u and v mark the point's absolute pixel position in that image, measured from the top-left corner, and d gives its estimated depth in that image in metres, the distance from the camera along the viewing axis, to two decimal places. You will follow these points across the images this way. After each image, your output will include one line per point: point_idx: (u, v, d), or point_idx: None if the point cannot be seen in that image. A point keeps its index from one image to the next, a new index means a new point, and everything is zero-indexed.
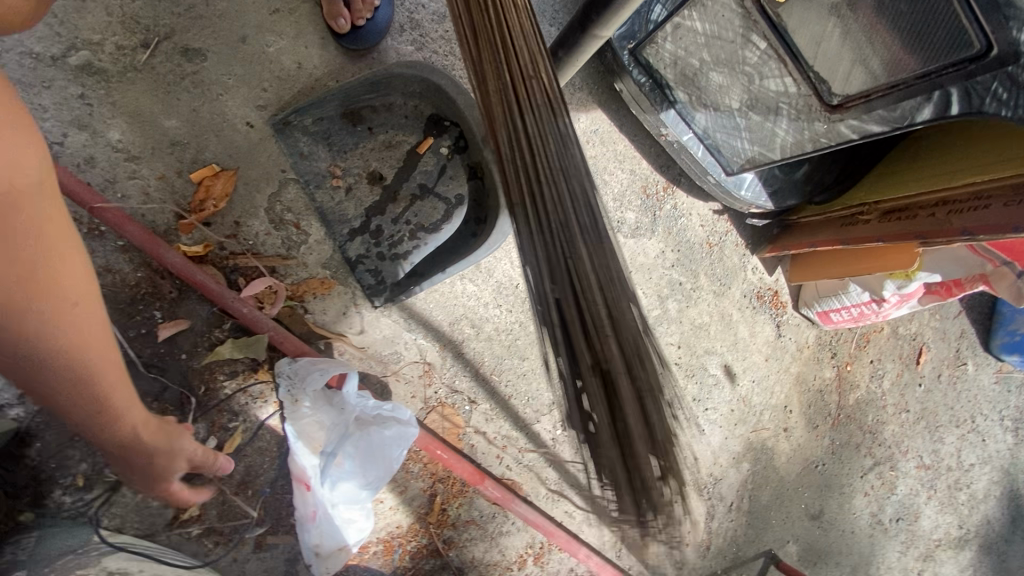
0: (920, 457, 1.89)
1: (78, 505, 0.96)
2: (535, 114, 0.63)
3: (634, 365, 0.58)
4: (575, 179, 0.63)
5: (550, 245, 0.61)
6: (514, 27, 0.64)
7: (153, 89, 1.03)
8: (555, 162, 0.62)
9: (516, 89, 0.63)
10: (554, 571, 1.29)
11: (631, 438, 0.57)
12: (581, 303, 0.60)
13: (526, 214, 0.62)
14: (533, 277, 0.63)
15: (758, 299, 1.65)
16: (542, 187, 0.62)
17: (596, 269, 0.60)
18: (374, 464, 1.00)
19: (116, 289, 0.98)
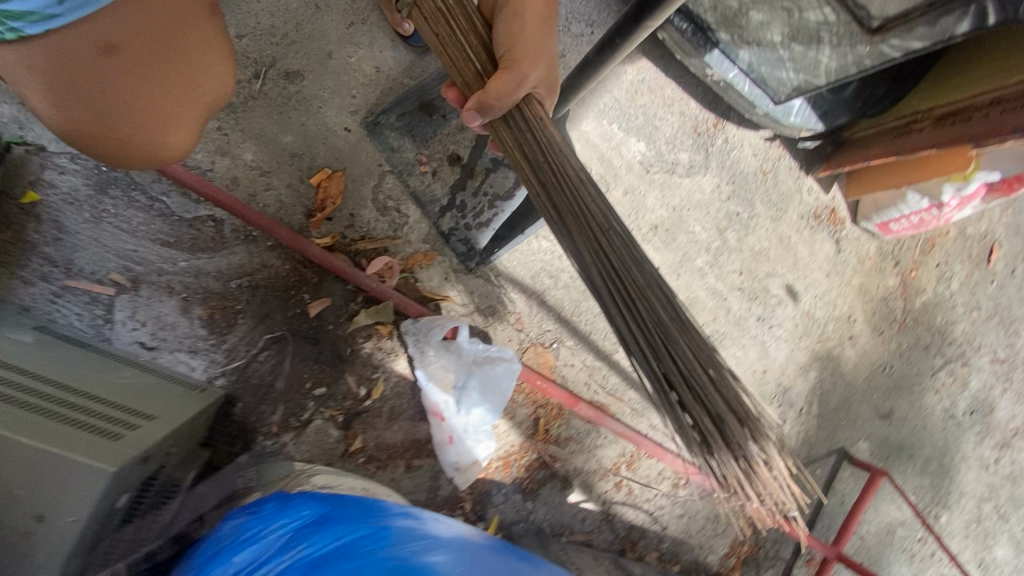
0: (994, 351, 1.93)
1: (276, 447, 1.22)
2: (608, 235, 0.71)
3: (735, 413, 0.70)
4: (651, 277, 0.72)
5: (646, 333, 0.70)
6: (558, 152, 0.72)
7: (269, 112, 1.24)
8: (629, 264, 0.71)
9: (588, 218, 0.71)
10: (645, 474, 1.54)
11: (752, 470, 0.69)
12: (689, 378, 0.69)
13: (617, 310, 0.71)
14: (642, 367, 0.72)
15: (816, 218, 1.72)
16: (624, 284, 0.71)
17: (689, 346, 0.71)
18: (492, 394, 1.26)
19: (273, 280, 1.23)
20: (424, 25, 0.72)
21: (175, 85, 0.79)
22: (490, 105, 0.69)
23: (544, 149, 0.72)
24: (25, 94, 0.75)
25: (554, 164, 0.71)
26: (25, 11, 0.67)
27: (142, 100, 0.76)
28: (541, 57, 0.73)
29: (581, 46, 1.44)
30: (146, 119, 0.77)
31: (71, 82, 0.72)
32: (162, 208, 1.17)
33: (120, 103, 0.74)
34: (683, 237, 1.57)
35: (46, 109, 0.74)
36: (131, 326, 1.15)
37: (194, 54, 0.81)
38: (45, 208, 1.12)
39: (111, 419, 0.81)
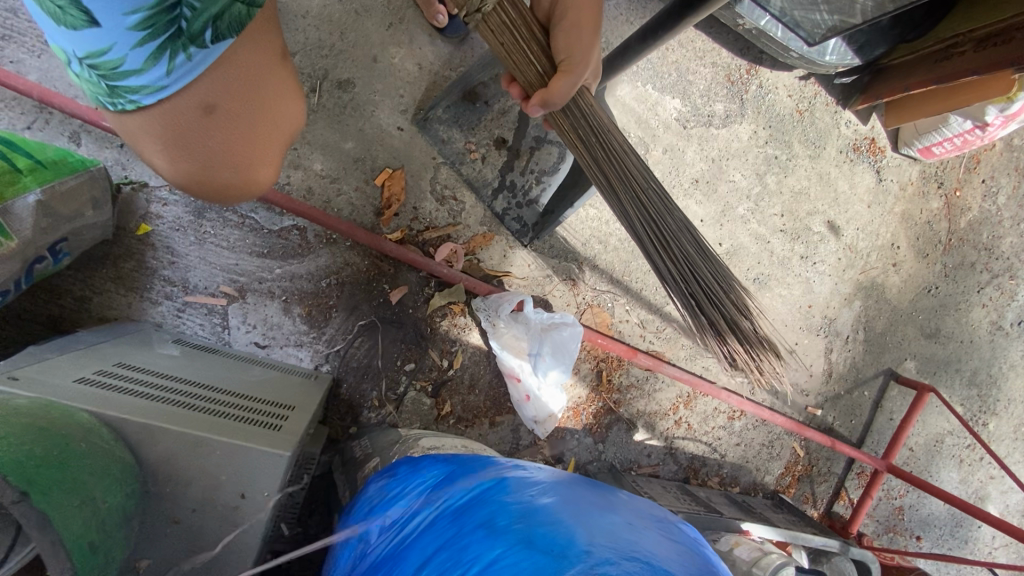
0: None
1: (380, 418, 1.40)
2: (648, 193, 0.82)
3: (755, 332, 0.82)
4: (684, 225, 0.83)
5: (682, 273, 0.81)
6: (600, 127, 0.82)
7: (329, 122, 1.33)
8: (665, 216, 0.82)
9: (632, 181, 0.81)
10: (702, 410, 1.69)
11: (768, 377, 0.82)
12: (719, 305, 0.81)
13: (659, 257, 0.82)
14: (680, 303, 0.83)
15: (856, 150, 1.73)
16: (665, 233, 0.81)
17: (718, 280, 0.82)
18: (562, 355, 1.41)
19: (356, 275, 1.37)
20: (491, 37, 0.78)
21: (260, 129, 0.83)
22: (551, 101, 0.78)
23: (590, 126, 0.82)
24: (140, 151, 0.81)
25: (598, 137, 0.82)
26: (140, 84, 0.70)
27: (236, 149, 0.81)
28: (592, 55, 0.80)
29: (610, 10, 1.46)
30: (242, 163, 0.83)
31: (184, 142, 0.77)
32: (253, 224, 1.32)
33: (221, 156, 0.80)
34: (724, 187, 1.62)
35: (162, 163, 0.80)
36: (245, 329, 1.33)
37: (272, 97, 0.84)
38: (157, 236, 1.28)
39: (265, 412, 1.00)
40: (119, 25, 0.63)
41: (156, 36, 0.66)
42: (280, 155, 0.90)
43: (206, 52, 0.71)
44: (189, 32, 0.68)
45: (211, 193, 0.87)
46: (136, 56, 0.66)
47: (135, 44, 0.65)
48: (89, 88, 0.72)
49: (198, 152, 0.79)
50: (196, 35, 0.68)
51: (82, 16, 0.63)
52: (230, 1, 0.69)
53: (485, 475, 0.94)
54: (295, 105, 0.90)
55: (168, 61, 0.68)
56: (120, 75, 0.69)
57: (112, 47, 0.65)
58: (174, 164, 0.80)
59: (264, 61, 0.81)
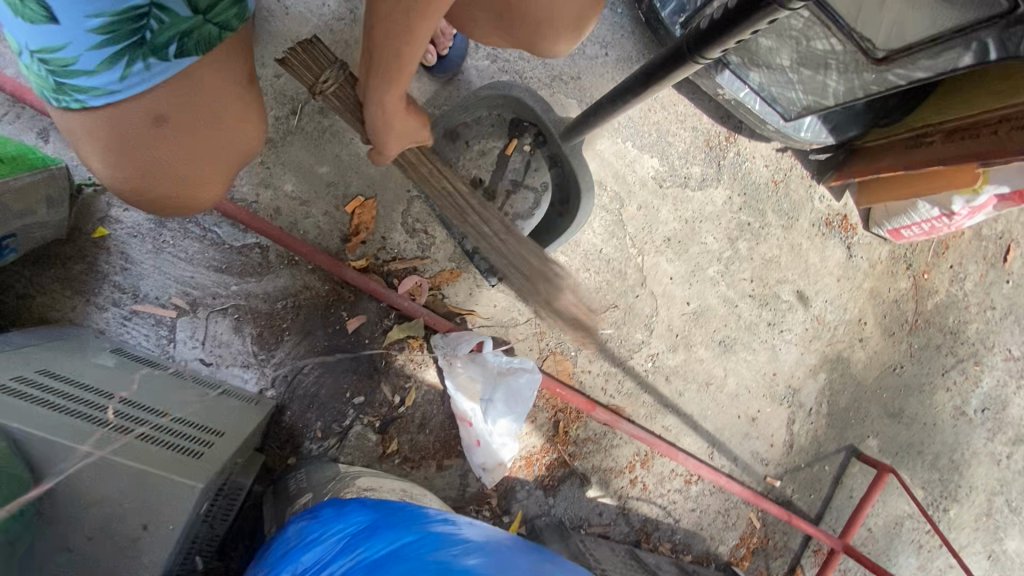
0: (1006, 350, 2.05)
1: (322, 450, 1.35)
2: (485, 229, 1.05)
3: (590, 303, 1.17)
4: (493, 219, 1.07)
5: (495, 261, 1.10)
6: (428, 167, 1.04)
7: (304, 144, 1.32)
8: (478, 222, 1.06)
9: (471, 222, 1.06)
10: (658, 471, 1.65)
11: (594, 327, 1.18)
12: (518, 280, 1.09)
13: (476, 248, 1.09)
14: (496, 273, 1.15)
15: (827, 225, 1.76)
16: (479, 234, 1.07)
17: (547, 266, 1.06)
18: (517, 402, 1.37)
19: (315, 300, 1.34)
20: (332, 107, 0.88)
21: (212, 148, 0.82)
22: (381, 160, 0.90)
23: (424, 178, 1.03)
24: (78, 150, 0.77)
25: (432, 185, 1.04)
26: (89, 85, 0.68)
27: (185, 164, 0.80)
28: (404, 131, 0.85)
29: (596, 68, 1.50)
30: (189, 176, 0.81)
31: (128, 150, 0.75)
32: (215, 238, 1.29)
33: (166, 166, 0.78)
34: (695, 248, 1.63)
35: (99, 166, 0.77)
36: (191, 344, 1.28)
37: (233, 120, 0.84)
38: (113, 241, 1.24)
39: (188, 438, 0.94)
40: (80, 25, 0.63)
41: (117, 42, 0.66)
42: (230, 176, 0.89)
43: (166, 63, 0.71)
44: (153, 43, 0.68)
45: (151, 201, 0.84)
46: (90, 57, 0.66)
47: (93, 46, 0.64)
48: (36, 81, 0.70)
49: (142, 163, 0.77)
50: (160, 47, 0.69)
51: (39, 10, 0.62)
52: (202, 21, 0.71)
53: (409, 527, 0.91)
54: (255, 132, 0.90)
55: (125, 67, 0.68)
56: (70, 72, 0.67)
57: (67, 45, 0.64)
58: (114, 169, 0.77)
59: (230, 85, 0.81)
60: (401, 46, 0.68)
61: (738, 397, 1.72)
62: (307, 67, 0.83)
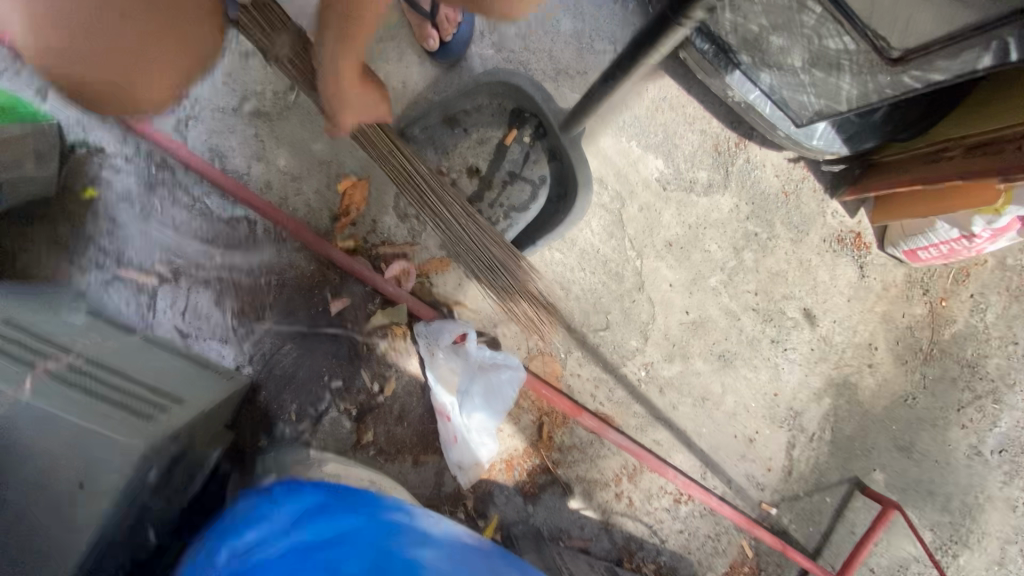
0: None
1: (294, 434, 1.30)
2: (437, 204, 1.16)
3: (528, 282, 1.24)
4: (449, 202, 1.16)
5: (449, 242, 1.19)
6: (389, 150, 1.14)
7: (300, 120, 1.30)
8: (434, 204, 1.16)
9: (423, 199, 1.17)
10: (646, 487, 1.57)
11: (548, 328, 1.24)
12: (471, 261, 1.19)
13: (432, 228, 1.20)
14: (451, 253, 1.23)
15: (839, 242, 1.68)
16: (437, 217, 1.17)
17: (500, 252, 1.19)
18: (496, 398, 1.33)
19: (299, 278, 1.31)
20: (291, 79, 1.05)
21: (153, 45, 0.96)
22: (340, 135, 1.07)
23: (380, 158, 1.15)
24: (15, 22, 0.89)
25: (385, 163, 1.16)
26: None
27: (129, 56, 0.93)
28: (355, 98, 1.00)
29: (603, 64, 1.47)
30: (129, 66, 0.94)
31: (75, 31, 0.87)
32: (204, 208, 1.26)
33: (108, 55, 0.91)
34: (697, 255, 1.57)
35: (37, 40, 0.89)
36: (170, 314, 1.25)
37: (172, 24, 0.97)
38: (101, 203, 1.22)
39: (144, 400, 0.91)
40: None
41: None
42: (163, 74, 1.03)
43: None
44: None
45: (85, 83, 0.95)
46: None
47: None
48: None
49: (81, 44, 0.88)
50: None
51: None
52: None
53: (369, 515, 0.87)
54: (189, 39, 1.03)
55: None
56: None
57: None
58: (50, 44, 0.89)
59: None
60: (357, 19, 0.94)
61: (735, 416, 1.64)
62: (260, 25, 1.00)
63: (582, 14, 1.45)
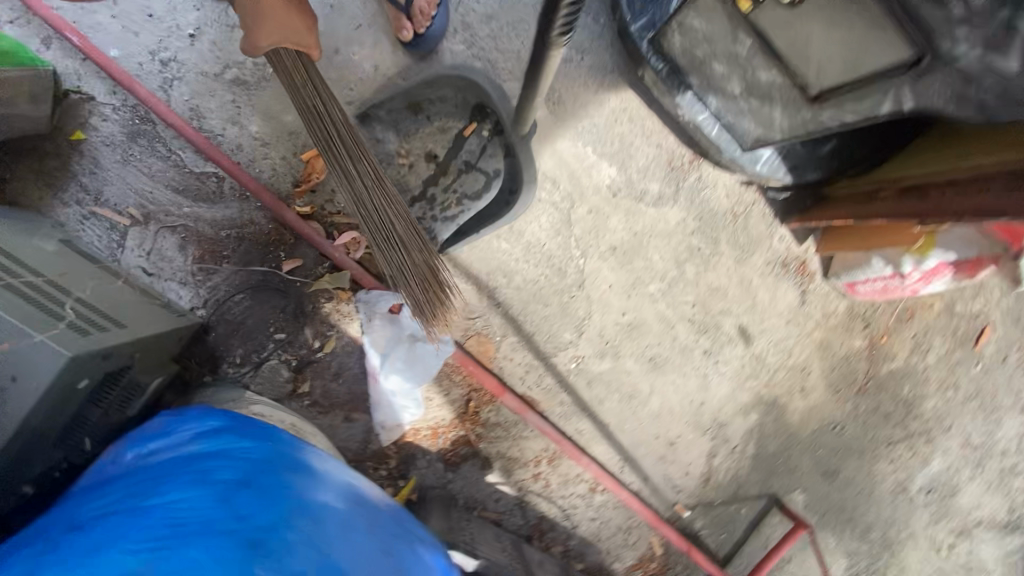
0: (965, 434, 1.96)
1: (236, 375, 1.43)
2: (347, 156, 1.20)
3: (430, 275, 1.21)
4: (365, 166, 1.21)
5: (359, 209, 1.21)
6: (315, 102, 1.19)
7: (276, 91, 1.42)
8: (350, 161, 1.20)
9: (331, 146, 1.21)
10: (564, 473, 1.65)
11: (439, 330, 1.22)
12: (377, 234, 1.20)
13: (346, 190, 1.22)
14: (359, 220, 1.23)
15: (784, 266, 1.74)
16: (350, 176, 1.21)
17: (405, 229, 1.19)
18: (417, 367, 1.45)
19: (258, 236, 1.43)
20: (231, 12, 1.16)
21: None
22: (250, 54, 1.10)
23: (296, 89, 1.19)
24: None
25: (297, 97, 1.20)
26: None
27: None
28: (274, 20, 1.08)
29: (568, 71, 1.56)
30: None
31: None
32: (178, 161, 1.39)
33: None
34: (639, 262, 1.65)
35: None
36: (138, 253, 1.39)
37: None
38: (87, 146, 1.36)
39: (86, 318, 1.06)
40: None
41: None
42: None
43: None
44: None
45: None
46: None
47: None
48: None
49: None
50: None
51: None
52: None
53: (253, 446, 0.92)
54: None
55: None
56: None
57: None
58: None
59: None
60: None
61: (660, 419, 1.72)
62: None
63: None
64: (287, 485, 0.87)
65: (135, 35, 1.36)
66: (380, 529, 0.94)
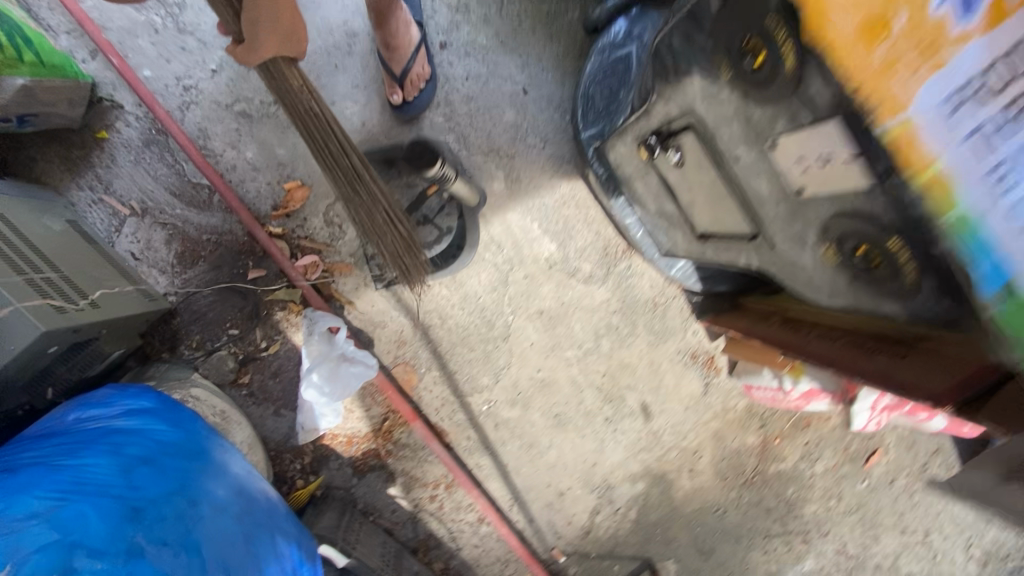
0: (840, 543, 2.11)
1: (190, 357, 1.67)
2: (344, 160, 1.17)
3: (410, 244, 1.38)
4: (346, 152, 1.17)
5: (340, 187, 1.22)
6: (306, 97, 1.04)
7: (274, 128, 1.66)
8: (343, 159, 1.17)
9: (326, 148, 1.14)
10: (457, 500, 1.86)
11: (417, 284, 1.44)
12: (375, 224, 1.28)
13: (341, 186, 1.21)
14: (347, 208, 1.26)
15: (692, 358, 1.93)
16: (343, 179, 1.20)
17: (387, 215, 1.28)
18: (339, 383, 1.66)
19: (233, 244, 1.67)
20: None
21: None
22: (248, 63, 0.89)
23: (291, 96, 1.01)
24: None
25: (290, 101, 1.02)
26: None
27: None
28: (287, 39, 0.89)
29: (529, 155, 1.78)
30: None
31: None
32: (180, 170, 1.64)
33: None
34: (561, 328, 1.86)
35: None
36: (130, 239, 1.64)
37: None
38: (108, 144, 1.62)
39: (66, 297, 1.30)
40: None
41: None
42: None
43: None
44: None
45: None
46: None
47: None
48: None
49: None
50: None
51: None
52: None
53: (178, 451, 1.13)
54: None
55: None
56: None
57: None
58: None
59: None
60: None
61: (554, 469, 1.92)
62: None
63: (524, 111, 1.76)
64: (191, 480, 1.10)
65: (167, 61, 1.61)
66: (259, 532, 1.16)
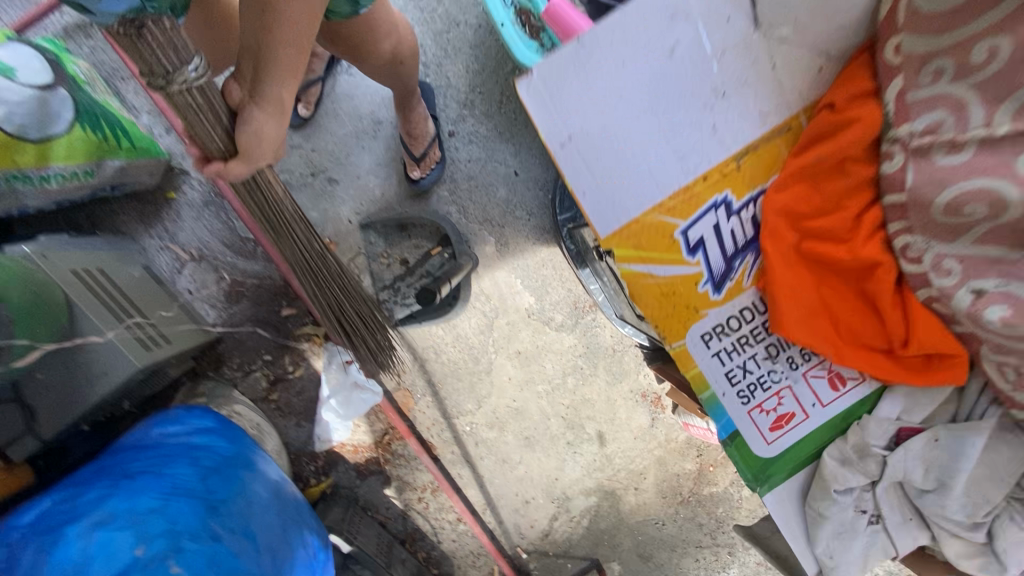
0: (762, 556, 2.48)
1: (232, 375, 2.07)
2: (309, 240, 1.52)
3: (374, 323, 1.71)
4: (311, 235, 1.53)
5: (311, 272, 1.55)
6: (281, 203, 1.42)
7: (309, 195, 2.07)
8: (306, 238, 1.52)
9: (291, 235, 1.48)
10: (440, 501, 2.26)
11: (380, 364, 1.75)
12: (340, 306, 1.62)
13: (304, 268, 1.54)
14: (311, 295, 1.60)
15: (642, 396, 2.33)
16: (308, 256, 1.53)
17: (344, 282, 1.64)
18: (351, 405, 2.07)
19: (271, 287, 2.06)
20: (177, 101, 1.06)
21: None
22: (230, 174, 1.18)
23: (278, 203, 1.42)
24: None
25: (273, 209, 1.42)
26: None
27: None
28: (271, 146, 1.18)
29: (517, 224, 2.16)
30: None
31: None
32: (232, 226, 2.03)
33: None
34: (535, 366, 2.25)
35: None
36: (187, 279, 2.03)
37: None
38: (175, 202, 2.01)
39: (150, 336, 1.68)
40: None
41: None
42: None
43: None
44: None
45: None
46: None
47: None
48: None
49: None
50: None
51: None
52: None
53: (233, 462, 1.53)
54: None
55: None
56: None
57: None
58: None
59: None
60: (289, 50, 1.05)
61: (521, 480, 2.32)
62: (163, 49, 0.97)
63: (514, 189, 2.15)
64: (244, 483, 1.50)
65: None
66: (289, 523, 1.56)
